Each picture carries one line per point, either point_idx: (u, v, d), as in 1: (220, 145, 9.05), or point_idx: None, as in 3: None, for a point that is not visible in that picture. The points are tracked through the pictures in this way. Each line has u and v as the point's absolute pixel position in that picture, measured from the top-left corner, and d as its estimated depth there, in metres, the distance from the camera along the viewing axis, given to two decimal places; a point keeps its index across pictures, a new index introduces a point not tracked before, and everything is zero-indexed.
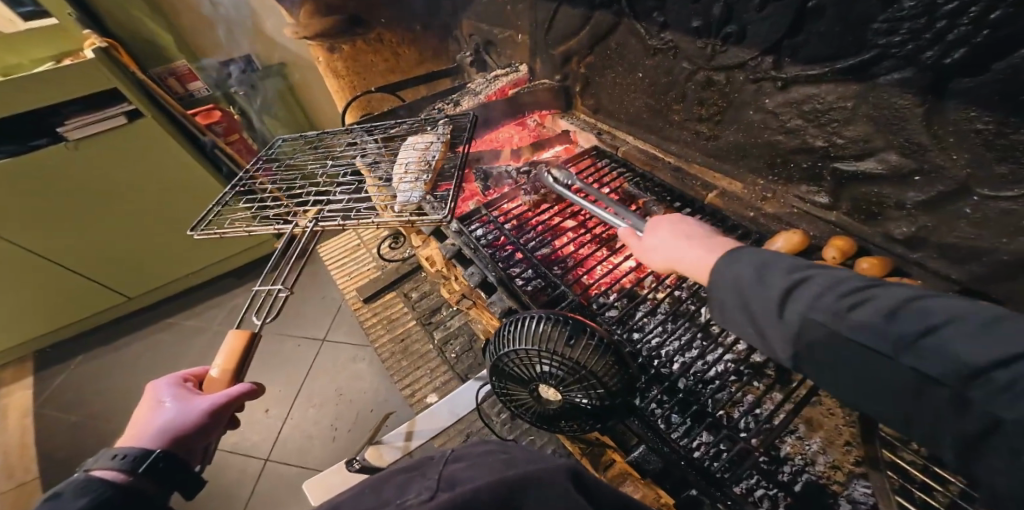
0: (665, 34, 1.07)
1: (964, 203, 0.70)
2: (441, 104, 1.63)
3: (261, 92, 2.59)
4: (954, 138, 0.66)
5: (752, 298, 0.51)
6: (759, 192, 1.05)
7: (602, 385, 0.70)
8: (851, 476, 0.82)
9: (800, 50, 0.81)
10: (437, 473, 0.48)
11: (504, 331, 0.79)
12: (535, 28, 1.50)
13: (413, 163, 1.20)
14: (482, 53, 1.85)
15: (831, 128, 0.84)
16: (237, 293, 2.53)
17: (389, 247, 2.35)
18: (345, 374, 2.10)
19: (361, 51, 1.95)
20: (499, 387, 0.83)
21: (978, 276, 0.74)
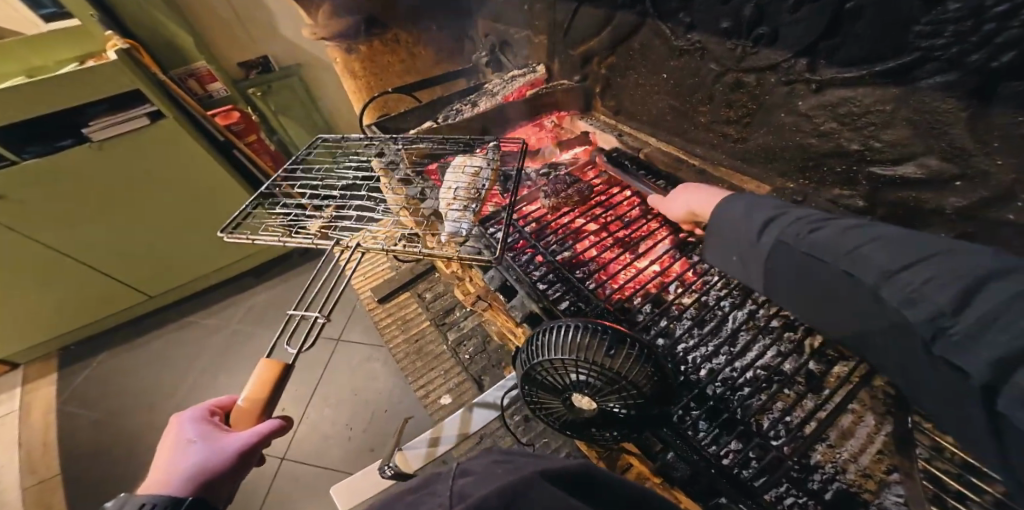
0: (691, 35, 1.05)
1: (1009, 209, 0.67)
2: (458, 105, 1.62)
3: (278, 92, 2.61)
4: (1000, 143, 0.64)
5: (740, 231, 0.68)
6: (787, 196, 1.04)
7: (641, 395, 0.70)
8: (882, 485, 0.80)
9: (836, 52, 0.79)
10: (447, 490, 0.47)
11: (537, 339, 0.79)
12: (554, 28, 1.49)
13: (461, 191, 1.17)
14: (498, 53, 1.84)
15: (868, 132, 0.82)
16: (254, 292, 2.56)
17: None
18: (361, 374, 2.12)
19: (377, 52, 1.95)
20: (527, 394, 0.83)
21: None
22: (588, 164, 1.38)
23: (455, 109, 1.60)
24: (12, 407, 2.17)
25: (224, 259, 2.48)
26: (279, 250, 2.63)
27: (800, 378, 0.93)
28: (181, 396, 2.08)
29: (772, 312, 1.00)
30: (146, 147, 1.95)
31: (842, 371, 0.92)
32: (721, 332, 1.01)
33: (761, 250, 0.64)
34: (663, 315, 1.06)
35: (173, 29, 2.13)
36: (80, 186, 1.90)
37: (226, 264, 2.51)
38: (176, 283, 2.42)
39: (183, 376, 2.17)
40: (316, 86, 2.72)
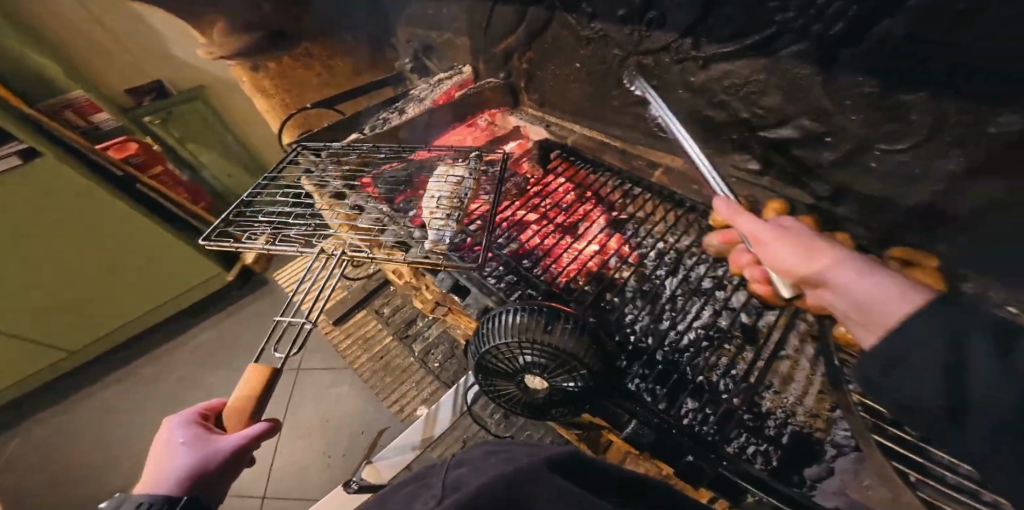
0: (594, 23, 1.11)
1: (870, 158, 0.80)
2: (385, 113, 1.54)
3: (185, 120, 2.30)
4: (850, 101, 0.76)
5: (958, 375, 0.34)
6: (698, 165, 1.13)
7: (583, 366, 0.74)
8: (830, 421, 0.98)
9: (713, 31, 0.88)
10: (442, 481, 0.52)
11: (481, 329, 0.81)
12: (471, 29, 1.50)
13: (444, 199, 1.13)
14: (421, 58, 1.79)
15: (751, 100, 0.91)
16: (199, 332, 2.38)
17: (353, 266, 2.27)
18: (327, 399, 2.05)
19: (292, 66, 1.87)
20: (481, 380, 0.85)
21: (897, 221, 0.86)
22: (523, 156, 1.40)
23: (381, 118, 1.50)
24: None
25: (156, 299, 2.27)
26: (220, 283, 2.45)
27: (736, 333, 1.04)
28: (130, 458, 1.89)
29: (703, 274, 1.09)
30: (32, 196, 1.69)
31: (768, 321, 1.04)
32: (662, 299, 1.10)
33: (991, 442, 0.32)
34: (607, 290, 1.11)
35: None
36: None
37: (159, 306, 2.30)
38: (102, 332, 2.19)
39: (126, 437, 1.96)
40: (227, 109, 2.40)
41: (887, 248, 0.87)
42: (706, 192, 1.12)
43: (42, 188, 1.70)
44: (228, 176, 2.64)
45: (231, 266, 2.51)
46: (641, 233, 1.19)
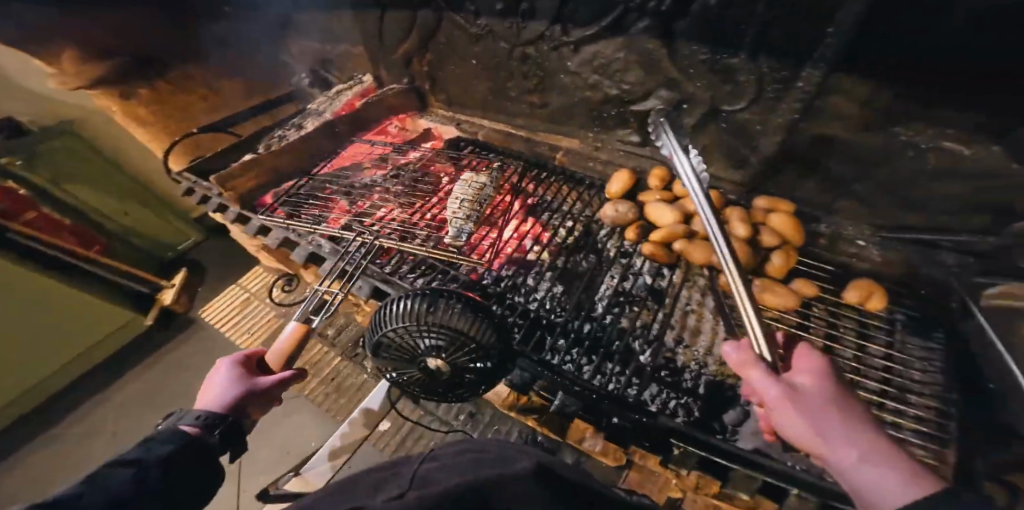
0: (480, 20, 1.15)
1: (720, 120, 0.88)
2: (281, 130, 1.47)
3: (54, 159, 1.70)
4: (693, 69, 0.83)
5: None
6: (591, 143, 1.21)
7: (474, 342, 0.76)
8: None
9: (576, 15, 0.94)
10: (410, 475, 0.55)
11: (377, 320, 0.82)
12: (365, 39, 1.50)
13: (466, 202, 1.18)
14: (320, 72, 1.73)
15: (618, 77, 0.97)
16: (87, 411, 1.83)
17: (282, 290, 1.92)
18: (287, 433, 1.88)
19: (171, 93, 1.63)
20: (387, 368, 0.86)
21: (754, 176, 0.95)
22: (435, 155, 1.39)
23: (277, 135, 1.43)
24: None
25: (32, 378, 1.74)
26: (138, 330, 1.99)
27: (643, 296, 1.06)
28: None
29: (609, 248, 1.13)
30: None
31: (671, 281, 1.07)
32: (576, 275, 1.11)
33: None
34: (525, 274, 1.12)
35: None
36: None
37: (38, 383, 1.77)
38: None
39: None
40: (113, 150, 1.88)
41: (755, 198, 0.95)
42: (601, 167, 1.19)
43: None
44: (124, 214, 1.98)
45: (148, 309, 2.02)
46: (554, 213, 1.21)
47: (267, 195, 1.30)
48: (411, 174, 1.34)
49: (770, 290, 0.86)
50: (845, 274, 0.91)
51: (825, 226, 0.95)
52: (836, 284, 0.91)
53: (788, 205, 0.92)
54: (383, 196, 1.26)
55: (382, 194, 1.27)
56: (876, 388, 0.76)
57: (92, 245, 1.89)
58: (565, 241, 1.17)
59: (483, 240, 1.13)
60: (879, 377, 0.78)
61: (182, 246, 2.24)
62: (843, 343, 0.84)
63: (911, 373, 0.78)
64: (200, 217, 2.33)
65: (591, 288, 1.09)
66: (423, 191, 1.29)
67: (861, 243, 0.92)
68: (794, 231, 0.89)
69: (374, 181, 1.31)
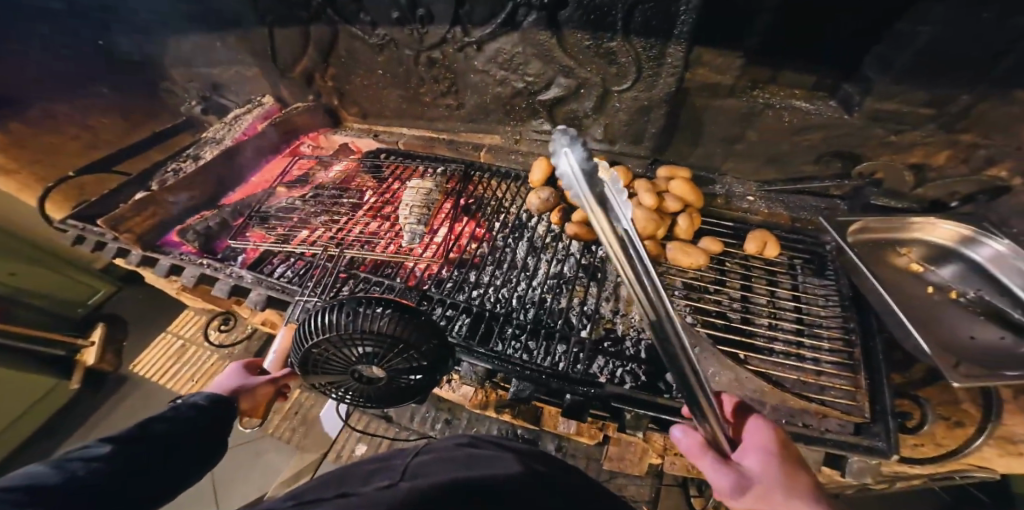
0: (378, 30, 1.16)
1: (614, 100, 0.95)
2: (173, 163, 1.35)
3: None
4: (582, 56, 0.89)
5: None
6: (511, 137, 1.26)
7: (403, 341, 0.77)
8: None
9: (473, 15, 0.98)
10: (403, 466, 0.51)
11: (303, 334, 0.80)
12: (260, 60, 1.44)
13: (413, 206, 1.22)
14: (213, 97, 1.67)
15: (521, 71, 1.02)
16: None
17: (219, 331, 1.84)
18: (260, 476, 1.69)
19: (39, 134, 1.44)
20: (323, 382, 0.87)
21: (654, 149, 1.03)
22: (354, 170, 1.39)
23: (171, 169, 1.32)
24: None
25: None
26: (60, 400, 1.81)
27: (577, 276, 1.10)
28: None
29: (541, 235, 1.18)
30: None
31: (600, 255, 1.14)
32: (513, 264, 1.14)
33: None
34: (466, 271, 1.13)
35: None
36: None
37: None
38: None
39: None
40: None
41: (659, 169, 1.04)
42: (523, 159, 1.25)
43: None
44: (9, 276, 1.65)
45: (70, 372, 1.87)
46: (487, 210, 1.24)
47: (169, 234, 1.21)
48: (348, 187, 1.34)
49: (684, 251, 0.93)
50: (747, 228, 0.99)
51: (720, 186, 1.05)
52: (739, 238, 0.99)
53: (689, 172, 1.00)
54: (304, 218, 1.24)
55: (306, 215, 1.25)
56: (792, 327, 0.85)
57: None
58: (501, 234, 1.20)
59: (435, 240, 1.19)
60: (791, 317, 0.87)
61: (90, 300, 2.03)
62: (756, 290, 0.92)
63: (813, 308, 0.87)
64: (104, 266, 2.10)
65: (528, 274, 1.11)
66: (366, 202, 1.29)
67: (750, 199, 1.02)
68: (696, 203, 0.98)
69: (292, 204, 1.28)
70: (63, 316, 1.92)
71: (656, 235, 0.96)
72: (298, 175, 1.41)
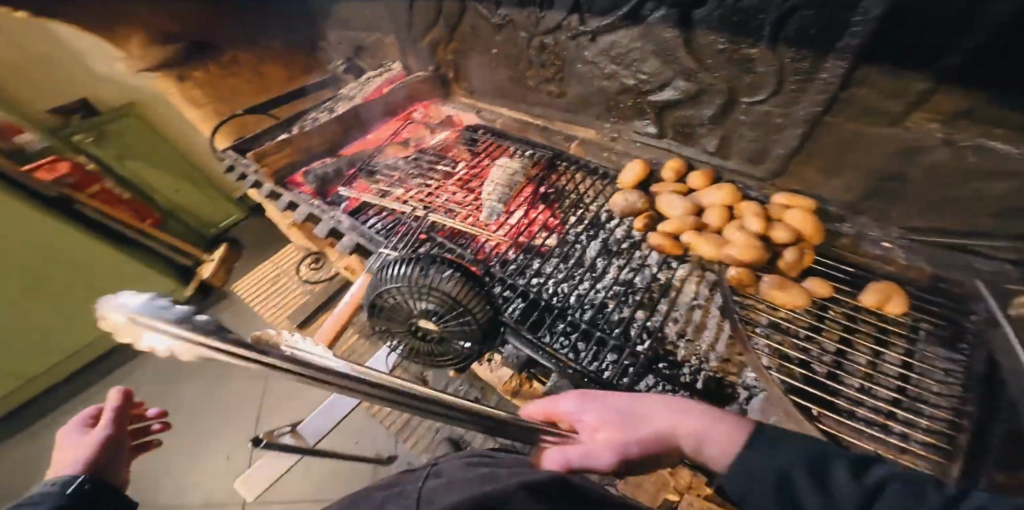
0: (501, 10, 1.19)
1: (740, 111, 0.87)
2: (314, 113, 1.56)
3: (117, 138, 1.98)
4: (712, 60, 0.82)
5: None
6: (608, 134, 1.19)
7: (467, 307, 0.82)
8: (741, 366, 0.88)
9: (594, 4, 0.94)
10: (416, 492, 0.48)
11: (380, 280, 0.87)
12: (397, 28, 1.57)
13: (496, 185, 1.24)
14: (354, 59, 1.83)
15: (634, 68, 0.96)
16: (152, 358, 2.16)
17: (310, 267, 2.05)
18: (304, 404, 1.89)
19: (220, 77, 1.75)
20: (381, 329, 0.93)
21: (772, 171, 0.93)
22: (453, 141, 1.48)
23: (311, 117, 1.54)
24: None
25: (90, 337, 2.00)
26: (178, 300, 2.19)
27: (646, 288, 1.02)
28: None
29: (620, 239, 1.11)
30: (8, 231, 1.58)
31: (679, 275, 1.02)
32: (581, 261, 1.10)
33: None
34: (532, 258, 1.11)
35: None
36: None
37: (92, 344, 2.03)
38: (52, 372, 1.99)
39: None
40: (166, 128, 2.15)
41: (775, 194, 0.94)
42: (616, 157, 1.18)
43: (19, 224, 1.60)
44: (176, 192, 2.29)
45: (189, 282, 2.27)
46: (566, 204, 1.20)
47: (295, 175, 1.40)
48: (440, 158, 1.43)
49: (783, 288, 0.86)
50: (867, 277, 0.88)
51: (849, 226, 0.92)
52: (855, 287, 0.88)
53: (809, 199, 0.91)
54: (403, 179, 1.36)
55: (405, 175, 1.37)
56: (887, 396, 0.73)
57: (147, 219, 2.16)
58: (577, 228, 1.17)
59: (510, 223, 1.20)
60: (891, 385, 0.75)
61: (222, 224, 2.54)
62: (857, 349, 0.80)
63: (928, 383, 0.73)
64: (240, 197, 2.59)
65: (593, 275, 1.06)
66: (455, 175, 1.36)
67: (886, 244, 0.88)
68: (813, 232, 0.88)
69: (396, 164, 1.41)
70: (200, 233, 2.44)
71: (752, 264, 0.89)
72: (405, 137, 1.54)
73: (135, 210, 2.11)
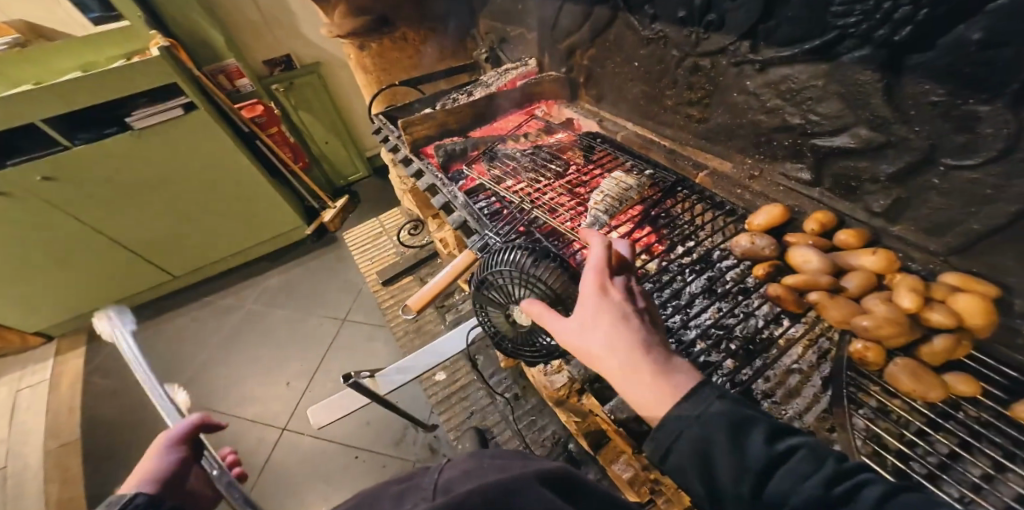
0: (655, 25, 1.18)
1: (932, 174, 0.77)
2: (455, 95, 1.73)
3: (298, 88, 2.66)
4: (913, 112, 0.74)
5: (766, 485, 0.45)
6: (746, 171, 1.13)
7: (563, 306, 0.81)
8: (825, 442, 0.78)
9: (774, 34, 0.89)
10: (432, 482, 0.49)
11: (490, 262, 0.92)
12: (542, 27, 1.63)
13: (608, 197, 1.19)
14: (497, 50, 1.94)
15: (807, 106, 0.90)
16: (268, 276, 2.60)
17: (408, 234, 2.37)
18: (368, 352, 2.06)
19: (387, 49, 1.99)
20: (476, 306, 0.96)
21: (953, 247, 0.81)
22: (570, 144, 1.51)
23: (452, 97, 1.71)
24: (45, 376, 2.25)
25: (230, 243, 2.53)
26: (295, 237, 2.75)
27: (740, 337, 0.94)
28: (194, 374, 2.11)
29: (729, 281, 1.03)
30: (193, 136, 2.10)
31: (788, 333, 0.93)
32: (677, 291, 1.04)
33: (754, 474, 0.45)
34: (628, 277, 1.09)
35: (204, 25, 2.19)
36: (120, 168, 2.03)
37: (230, 253, 2.57)
38: (198, 265, 2.52)
39: (200, 347, 2.25)
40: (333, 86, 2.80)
41: (944, 273, 0.81)
42: (750, 197, 1.09)
43: (194, 132, 2.09)
44: (324, 142, 2.94)
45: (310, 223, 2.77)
46: (676, 230, 1.15)
47: (428, 146, 1.58)
48: (552, 160, 1.45)
49: (913, 374, 0.74)
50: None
51: None
52: (1010, 394, 0.73)
53: (988, 286, 0.76)
54: (518, 171, 1.42)
55: (521, 168, 1.43)
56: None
57: (299, 161, 2.75)
58: (684, 258, 1.12)
59: (612, 235, 1.18)
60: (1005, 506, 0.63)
61: (352, 177, 3.19)
62: (974, 457, 0.69)
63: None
64: (370, 158, 3.26)
65: (687, 310, 1.00)
66: (565, 178, 1.37)
67: None
68: (981, 326, 0.74)
69: (514, 155, 1.49)
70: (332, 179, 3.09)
71: (887, 341, 0.78)
72: (527, 132, 1.61)
73: (286, 148, 2.64)
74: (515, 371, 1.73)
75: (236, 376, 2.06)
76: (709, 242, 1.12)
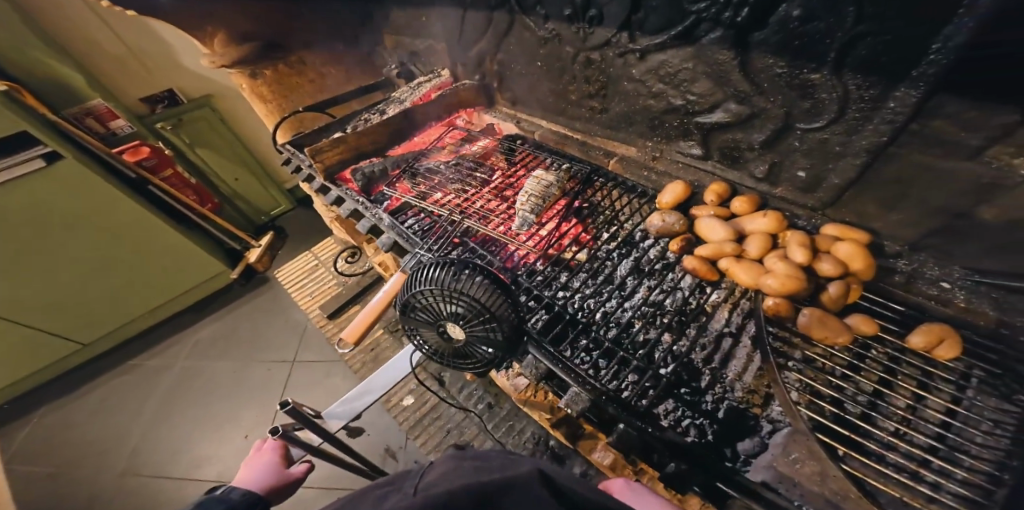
0: (548, 24, 1.21)
1: (793, 137, 0.85)
2: (368, 114, 1.70)
3: (190, 124, 2.48)
4: (768, 84, 0.81)
5: None
6: (649, 153, 1.19)
7: (491, 314, 0.79)
8: (768, 398, 0.82)
9: (645, 23, 0.95)
10: (412, 486, 0.52)
11: (411, 281, 0.87)
12: (448, 37, 1.63)
13: (532, 197, 1.21)
14: (408, 64, 1.92)
15: (684, 88, 0.97)
16: (201, 326, 2.42)
17: (347, 262, 2.30)
18: (321, 389, 1.96)
19: (286, 75, 1.93)
20: (408, 329, 0.92)
21: (825, 202, 0.90)
22: (492, 149, 1.52)
23: (364, 118, 1.67)
24: None
25: (152, 295, 2.35)
26: (224, 281, 2.59)
27: (670, 309, 0.98)
28: (131, 445, 1.90)
29: (654, 259, 1.07)
30: (73, 185, 1.90)
31: (712, 300, 0.97)
32: (610, 279, 1.07)
33: None
34: (561, 272, 1.11)
35: (58, 66, 1.99)
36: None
37: (152, 307, 2.39)
38: (115, 325, 2.31)
39: (132, 415, 2.04)
40: (233, 117, 2.65)
41: (826, 225, 0.89)
42: (656, 177, 1.17)
43: (65, 183, 1.88)
44: (234, 180, 2.80)
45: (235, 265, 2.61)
46: (600, 220, 1.18)
47: (345, 171, 1.54)
48: (475, 167, 1.46)
49: (821, 322, 0.80)
50: (919, 318, 0.80)
51: (906, 264, 0.83)
52: (902, 326, 0.81)
53: (861, 233, 0.85)
54: (444, 183, 1.41)
55: (445, 180, 1.42)
56: (924, 442, 0.68)
57: (207, 202, 2.60)
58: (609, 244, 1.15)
59: (542, 232, 1.20)
60: (931, 431, 0.70)
61: (273, 212, 3.09)
62: (897, 391, 0.75)
63: (975, 435, 0.67)
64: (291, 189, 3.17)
65: (621, 294, 1.03)
66: (490, 183, 1.38)
67: (944, 285, 0.80)
68: (863, 269, 0.82)
69: (437, 168, 1.47)
70: (250, 219, 2.95)
71: (793, 296, 0.84)
72: (449, 143, 1.61)
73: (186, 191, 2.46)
74: (482, 381, 1.71)
75: (181, 439, 1.88)
76: (629, 225, 1.16)
